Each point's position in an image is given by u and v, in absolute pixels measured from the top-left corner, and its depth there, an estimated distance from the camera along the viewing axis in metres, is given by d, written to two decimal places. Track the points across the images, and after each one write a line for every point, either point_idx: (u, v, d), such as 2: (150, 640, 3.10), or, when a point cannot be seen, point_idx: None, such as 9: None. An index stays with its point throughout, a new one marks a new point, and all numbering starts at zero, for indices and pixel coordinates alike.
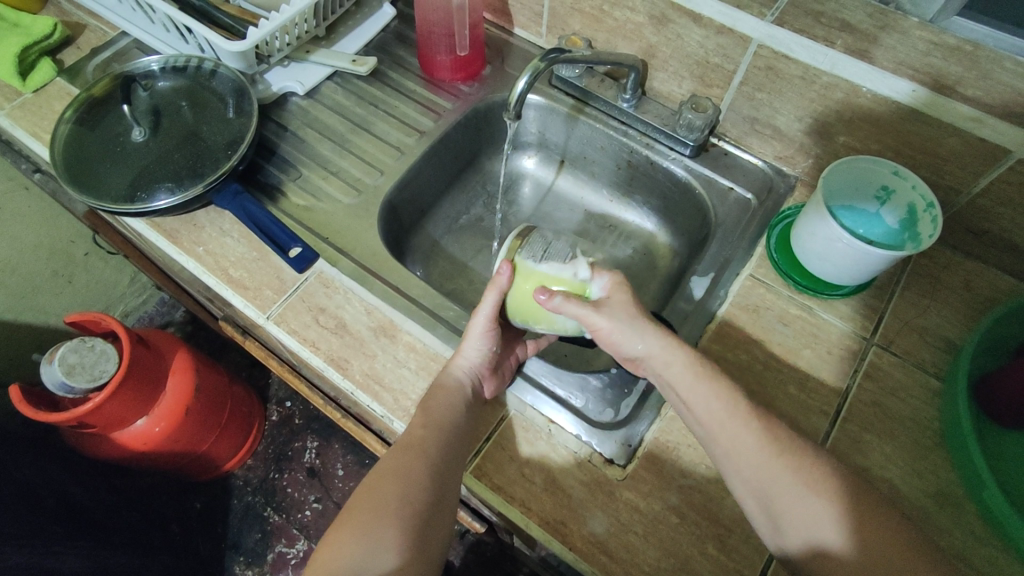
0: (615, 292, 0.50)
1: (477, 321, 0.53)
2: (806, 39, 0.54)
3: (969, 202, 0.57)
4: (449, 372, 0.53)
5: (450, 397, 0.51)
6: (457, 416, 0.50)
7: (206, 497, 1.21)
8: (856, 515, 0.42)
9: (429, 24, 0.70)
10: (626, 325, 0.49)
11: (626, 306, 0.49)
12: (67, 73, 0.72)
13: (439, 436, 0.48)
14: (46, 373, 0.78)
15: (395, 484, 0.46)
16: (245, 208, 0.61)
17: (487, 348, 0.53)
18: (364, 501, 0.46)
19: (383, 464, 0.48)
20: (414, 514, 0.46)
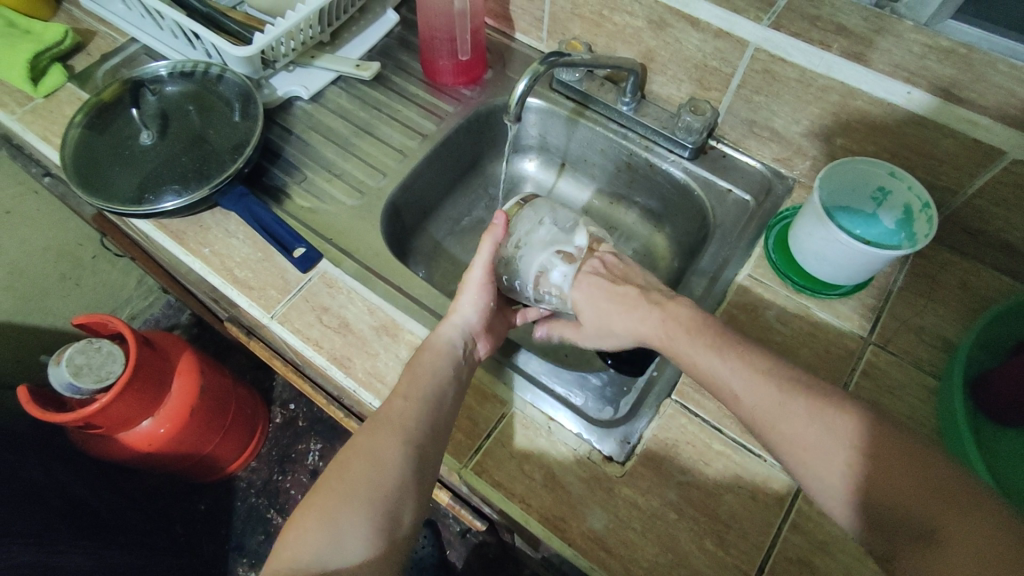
0: (585, 315, 0.56)
1: (474, 273, 0.57)
2: (803, 42, 0.55)
3: (965, 203, 0.58)
4: (445, 328, 0.54)
5: (442, 360, 0.52)
6: (440, 388, 0.51)
7: (210, 498, 1.22)
8: (881, 470, 0.40)
9: (431, 29, 0.71)
10: (603, 337, 0.56)
11: (597, 325, 0.56)
12: (76, 78, 0.74)
13: (419, 410, 0.49)
14: (53, 374, 0.79)
15: (367, 462, 0.46)
16: (250, 209, 0.63)
17: (483, 303, 0.56)
18: (336, 482, 0.45)
19: (358, 440, 0.47)
20: (386, 495, 0.45)
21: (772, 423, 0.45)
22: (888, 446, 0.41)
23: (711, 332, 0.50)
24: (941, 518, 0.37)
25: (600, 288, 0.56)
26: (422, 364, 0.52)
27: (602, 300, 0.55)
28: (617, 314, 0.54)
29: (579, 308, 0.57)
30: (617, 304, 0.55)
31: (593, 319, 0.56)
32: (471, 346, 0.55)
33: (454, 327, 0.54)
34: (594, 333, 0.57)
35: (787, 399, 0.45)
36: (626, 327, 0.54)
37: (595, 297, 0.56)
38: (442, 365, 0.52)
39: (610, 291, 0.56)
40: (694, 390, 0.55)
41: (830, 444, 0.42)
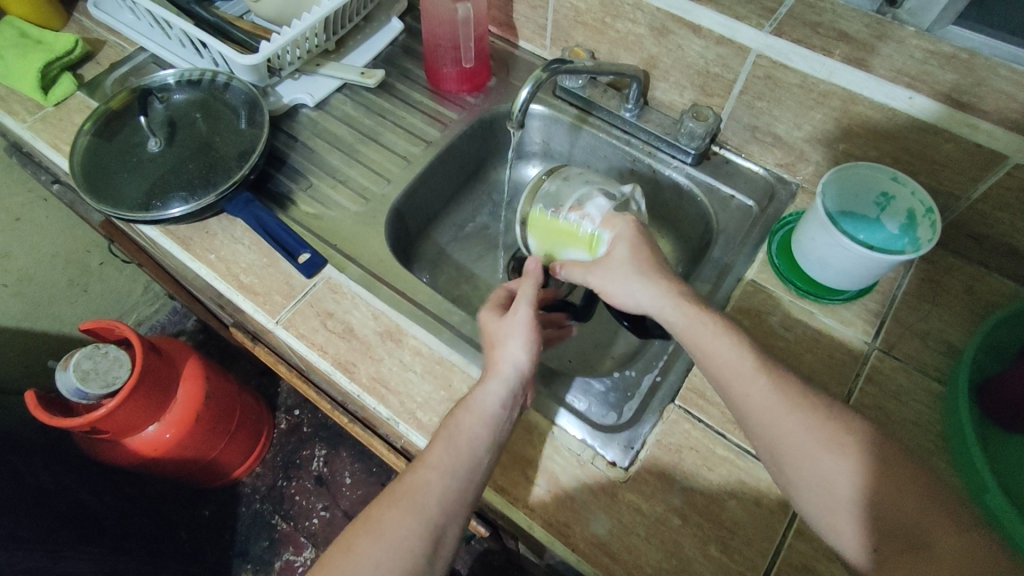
0: (619, 248, 0.54)
1: (523, 313, 0.53)
2: (804, 48, 0.56)
3: (968, 207, 0.58)
4: (491, 384, 0.50)
5: (484, 422, 0.49)
6: (474, 454, 0.48)
7: (214, 504, 1.22)
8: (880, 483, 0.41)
9: (435, 37, 0.72)
10: (616, 281, 0.53)
11: (621, 263, 0.53)
12: (86, 87, 0.75)
13: (445, 482, 0.47)
14: (60, 379, 0.80)
15: (380, 535, 0.44)
16: (256, 215, 0.64)
17: (532, 348, 0.52)
18: (349, 551, 0.44)
19: (376, 510, 0.46)
20: (401, 572, 0.44)
21: (775, 430, 0.45)
22: (888, 465, 0.42)
23: (719, 327, 0.48)
24: (932, 529, 0.39)
25: (640, 233, 0.55)
26: (460, 424, 0.49)
27: (643, 246, 0.54)
28: (648, 267, 0.52)
29: (617, 240, 0.55)
30: (651, 261, 0.53)
31: (623, 254, 0.53)
32: (520, 397, 0.51)
33: (505, 378, 0.50)
34: (610, 272, 0.53)
35: (792, 406, 0.45)
36: (643, 283, 0.51)
37: (637, 241, 0.54)
38: (482, 426, 0.48)
39: (650, 246, 0.54)
40: (696, 395, 0.55)
41: (832, 453, 0.43)
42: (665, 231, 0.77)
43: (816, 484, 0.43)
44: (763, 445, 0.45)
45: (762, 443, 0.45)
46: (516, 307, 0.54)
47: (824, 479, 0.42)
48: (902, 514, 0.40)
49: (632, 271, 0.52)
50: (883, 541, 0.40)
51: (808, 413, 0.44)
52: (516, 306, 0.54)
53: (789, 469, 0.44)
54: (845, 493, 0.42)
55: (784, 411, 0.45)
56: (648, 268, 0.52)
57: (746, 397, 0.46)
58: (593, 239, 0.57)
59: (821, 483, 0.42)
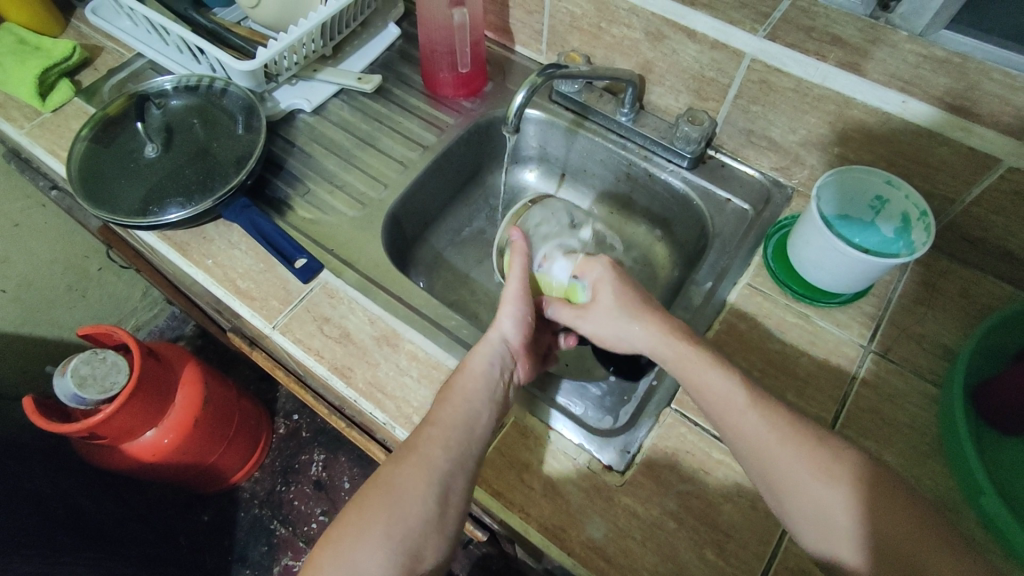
0: (605, 294, 0.54)
1: (510, 287, 0.55)
2: (798, 53, 0.56)
3: (963, 211, 0.58)
4: (483, 347, 0.52)
5: (477, 380, 0.51)
6: (472, 416, 0.49)
7: (213, 509, 1.22)
8: (872, 509, 0.42)
9: (432, 43, 0.72)
10: (610, 327, 0.53)
11: (610, 308, 0.53)
12: (84, 93, 0.75)
13: (447, 442, 0.47)
14: (58, 385, 0.80)
15: (386, 498, 0.44)
16: (252, 221, 0.64)
17: (521, 319, 0.55)
18: (354, 515, 0.44)
19: (380, 475, 0.46)
20: (406, 534, 0.43)
21: (769, 460, 0.45)
22: (878, 491, 0.42)
23: (708, 359, 0.48)
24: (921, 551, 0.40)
25: (619, 278, 0.54)
26: (455, 387, 0.50)
27: (629, 289, 0.54)
28: (635, 311, 0.52)
29: (602, 286, 0.54)
30: (640, 302, 0.53)
31: (610, 301, 0.53)
32: (511, 366, 0.53)
33: (494, 345, 0.53)
34: (602, 319, 0.54)
35: (781, 436, 0.45)
36: (636, 327, 0.52)
37: (622, 284, 0.54)
38: (474, 382, 0.50)
39: (633, 288, 0.54)
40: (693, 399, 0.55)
41: (824, 481, 0.43)
42: (661, 235, 0.77)
43: (811, 511, 0.43)
44: (757, 475, 0.46)
45: (758, 475, 0.45)
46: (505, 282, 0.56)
47: (821, 507, 0.42)
48: (897, 541, 0.40)
49: (623, 317, 0.52)
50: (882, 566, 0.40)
51: (800, 440, 0.44)
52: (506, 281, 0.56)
53: (783, 498, 0.44)
54: (842, 521, 0.42)
55: (776, 440, 0.45)
56: (637, 313, 0.52)
57: (740, 429, 0.46)
58: (569, 289, 0.57)
59: (818, 512, 0.42)
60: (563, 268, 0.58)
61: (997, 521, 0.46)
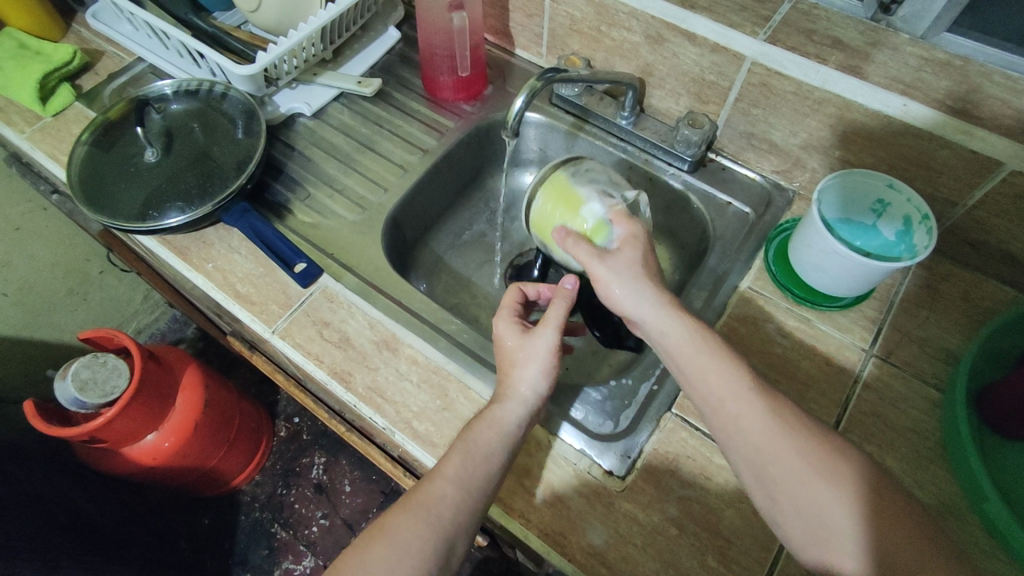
0: (628, 248, 0.52)
1: (546, 343, 0.51)
2: (798, 56, 0.56)
3: (964, 214, 0.57)
4: (511, 407, 0.49)
5: (498, 441, 0.48)
6: (487, 472, 0.47)
7: (214, 512, 1.22)
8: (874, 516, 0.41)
9: (431, 46, 0.72)
10: (623, 277, 0.50)
11: (631, 265, 0.51)
12: (84, 97, 0.75)
13: (458, 499, 0.46)
14: (58, 389, 0.80)
15: (390, 547, 0.44)
16: (251, 225, 0.64)
17: (549, 373, 0.51)
18: (357, 561, 0.44)
19: (386, 521, 0.46)
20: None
21: (768, 456, 0.44)
22: (879, 499, 0.42)
23: (708, 346, 0.48)
24: (903, 555, 0.39)
25: (646, 245, 0.53)
26: (477, 441, 0.48)
27: (649, 256, 0.52)
28: (649, 278, 0.50)
29: (629, 242, 0.53)
30: (654, 273, 0.51)
31: (635, 257, 0.51)
32: (532, 421, 0.51)
33: (522, 404, 0.49)
34: (620, 267, 0.51)
35: (783, 436, 0.44)
36: (645, 292, 0.49)
37: (644, 251, 0.52)
38: (493, 435, 0.48)
39: (654, 260, 0.52)
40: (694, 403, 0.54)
41: (823, 481, 0.42)
42: (662, 238, 0.77)
43: (808, 512, 0.42)
44: (750, 470, 0.45)
45: (751, 472, 0.45)
46: (542, 328, 0.51)
47: (816, 509, 0.42)
48: (891, 548, 0.40)
49: (635, 275, 0.50)
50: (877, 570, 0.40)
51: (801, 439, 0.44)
52: (541, 328, 0.52)
53: (777, 497, 0.44)
54: (838, 524, 0.41)
55: (777, 436, 0.44)
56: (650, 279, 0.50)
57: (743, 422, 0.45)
58: (597, 228, 0.56)
59: (812, 512, 0.42)
60: (597, 208, 0.58)
61: (998, 525, 0.45)
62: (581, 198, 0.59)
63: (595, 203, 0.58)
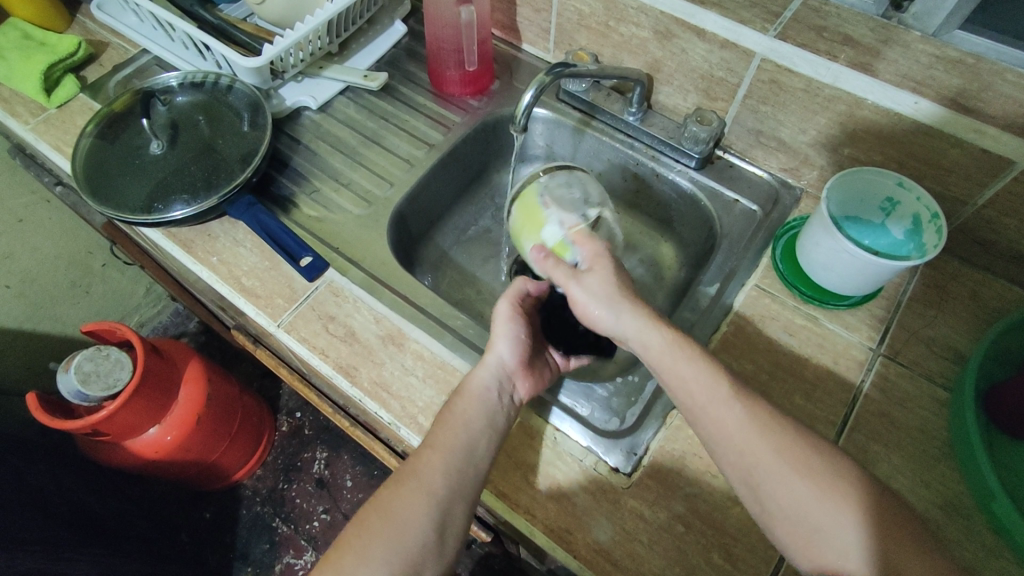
0: (598, 271, 0.51)
1: (507, 309, 0.55)
2: (810, 52, 0.55)
3: (975, 213, 0.57)
4: (479, 371, 0.52)
5: (477, 406, 0.50)
6: (473, 435, 0.49)
7: (215, 506, 1.22)
8: (880, 518, 0.41)
9: (439, 40, 0.72)
10: (598, 300, 0.50)
11: (602, 287, 0.50)
12: (89, 89, 0.75)
13: (447, 464, 0.48)
14: (62, 381, 0.80)
15: (387, 518, 0.46)
16: (257, 218, 0.63)
17: (515, 338, 0.54)
18: (356, 535, 0.45)
19: (381, 496, 0.47)
20: (407, 556, 0.44)
21: (758, 462, 0.44)
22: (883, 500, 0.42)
23: (685, 352, 0.48)
24: (900, 554, 0.40)
25: (614, 266, 0.52)
26: (453, 411, 0.51)
27: (621, 275, 0.51)
28: (626, 296, 0.50)
29: (597, 262, 0.51)
30: (629, 291, 0.50)
31: (605, 278, 0.50)
32: (509, 387, 0.53)
33: (490, 368, 0.52)
34: (593, 289, 0.50)
35: (784, 436, 0.44)
36: (623, 312, 0.49)
37: (615, 269, 0.51)
38: (473, 408, 0.50)
39: (624, 277, 0.52)
40: None
41: (817, 486, 0.43)
42: (668, 236, 0.77)
43: (804, 516, 0.42)
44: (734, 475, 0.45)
45: (738, 480, 0.45)
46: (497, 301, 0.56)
47: (809, 511, 0.42)
48: (898, 549, 0.40)
49: (611, 298, 0.50)
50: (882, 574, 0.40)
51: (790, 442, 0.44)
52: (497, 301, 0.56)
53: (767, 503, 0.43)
54: (840, 526, 0.41)
55: (759, 440, 0.44)
56: (627, 298, 0.50)
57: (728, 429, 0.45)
58: (558, 248, 0.55)
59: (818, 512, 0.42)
60: (556, 230, 0.55)
61: (1005, 523, 0.46)
62: (541, 215, 0.57)
63: (554, 224, 0.56)
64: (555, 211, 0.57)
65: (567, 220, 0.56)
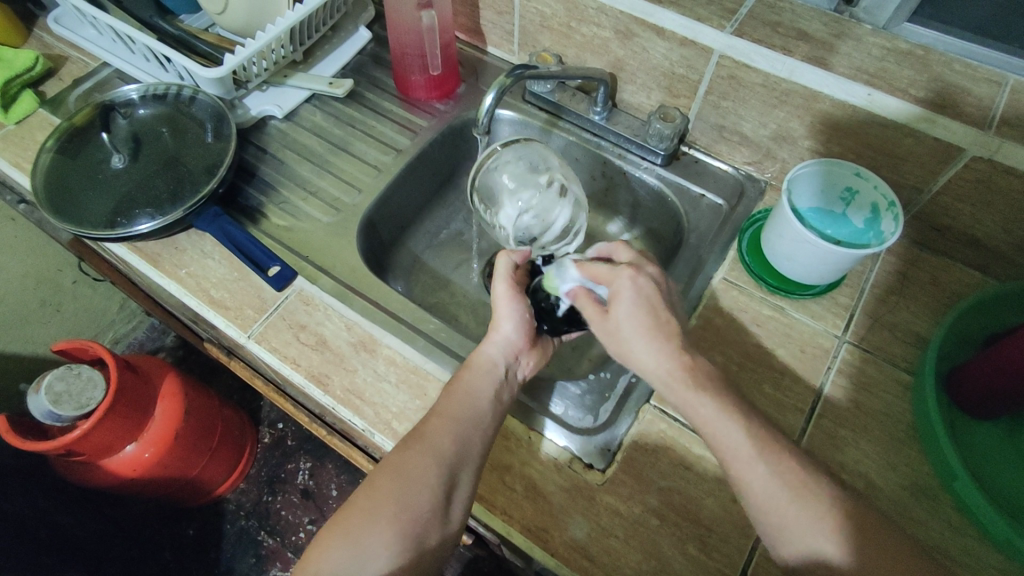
0: (617, 306, 0.49)
1: (501, 287, 0.56)
2: (764, 47, 0.56)
3: (930, 200, 0.59)
4: (486, 347, 0.54)
5: (484, 377, 0.52)
6: (479, 405, 0.50)
7: (198, 523, 1.20)
8: (852, 505, 0.42)
9: (403, 45, 0.72)
10: (620, 336, 0.48)
11: (621, 323, 0.48)
12: (48, 104, 0.74)
13: (454, 430, 0.48)
14: (33, 403, 0.78)
15: (396, 480, 0.45)
16: (224, 230, 0.63)
17: (519, 317, 0.56)
18: (365, 493, 0.46)
19: (390, 458, 0.47)
20: (413, 516, 0.45)
21: (734, 453, 0.44)
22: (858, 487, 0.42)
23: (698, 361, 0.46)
24: (871, 545, 0.40)
25: (637, 300, 0.48)
26: (461, 383, 0.51)
27: (647, 309, 0.48)
28: (653, 327, 0.47)
29: (618, 298, 0.49)
30: (656, 324, 0.47)
31: (623, 314, 0.48)
32: (514, 364, 0.55)
33: (497, 345, 0.54)
34: (615, 326, 0.49)
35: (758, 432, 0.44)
36: (649, 345, 0.47)
37: (643, 302, 0.48)
38: (483, 383, 0.51)
39: (653, 307, 0.48)
40: None
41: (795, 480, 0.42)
42: (639, 232, 0.77)
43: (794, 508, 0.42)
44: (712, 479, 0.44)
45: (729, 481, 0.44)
46: (493, 283, 0.57)
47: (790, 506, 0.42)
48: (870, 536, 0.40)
49: (636, 335, 0.47)
50: (863, 550, 0.40)
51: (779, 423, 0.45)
52: (493, 284, 0.57)
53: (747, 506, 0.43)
54: (816, 520, 0.41)
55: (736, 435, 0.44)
56: (653, 332, 0.47)
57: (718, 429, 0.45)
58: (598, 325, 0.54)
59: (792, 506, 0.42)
60: (511, 213, 0.66)
61: (969, 502, 0.47)
62: (498, 204, 0.67)
63: (509, 207, 0.66)
64: (505, 198, 0.66)
65: (517, 202, 0.65)
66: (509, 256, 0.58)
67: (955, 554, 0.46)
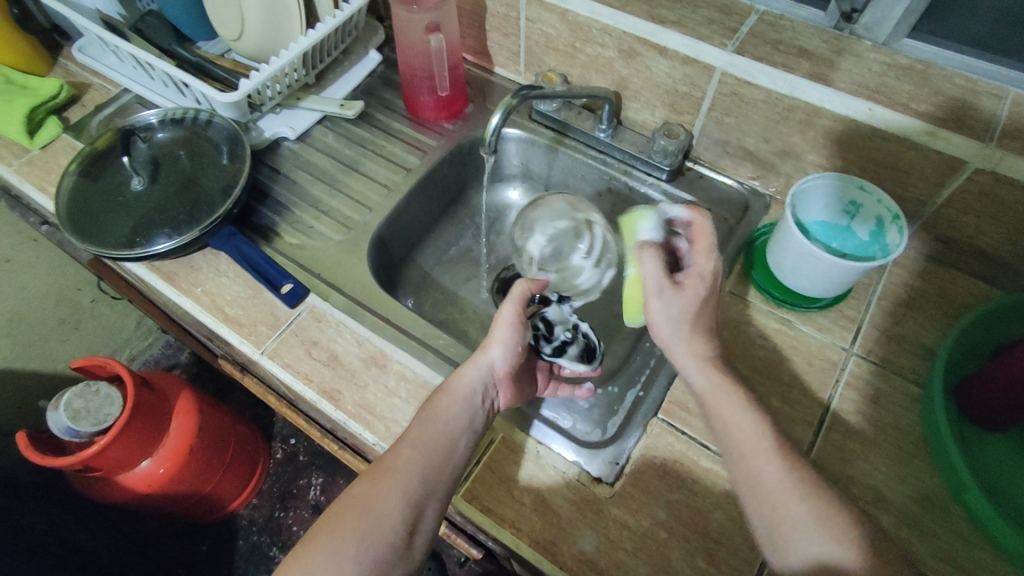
0: (695, 288, 0.50)
1: (507, 309, 0.56)
2: (765, 65, 0.57)
3: (935, 212, 0.59)
4: (469, 371, 0.53)
5: (461, 405, 0.51)
6: (453, 435, 0.50)
7: (211, 538, 1.21)
8: (862, 517, 0.42)
9: (412, 68, 0.74)
10: (676, 322, 0.50)
11: (685, 308, 0.50)
12: (72, 129, 0.76)
13: (425, 461, 0.48)
14: (52, 420, 0.80)
15: (363, 514, 0.45)
16: (239, 248, 0.65)
17: (512, 345, 0.55)
18: (329, 526, 0.44)
19: (355, 491, 0.46)
20: (377, 556, 0.44)
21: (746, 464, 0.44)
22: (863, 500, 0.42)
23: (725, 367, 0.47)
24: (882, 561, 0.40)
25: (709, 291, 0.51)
26: (438, 408, 0.51)
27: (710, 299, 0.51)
28: (698, 324, 0.50)
29: (696, 279, 0.51)
30: (703, 319, 0.50)
31: (693, 301, 0.50)
32: (492, 393, 0.54)
33: (480, 369, 0.53)
34: (675, 309, 0.50)
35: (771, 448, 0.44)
36: (689, 340, 0.49)
37: (708, 295, 0.51)
38: (459, 411, 0.51)
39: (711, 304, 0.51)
40: (679, 408, 0.55)
41: (806, 492, 0.42)
42: None
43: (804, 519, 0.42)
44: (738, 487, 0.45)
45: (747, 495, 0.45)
46: (502, 303, 0.57)
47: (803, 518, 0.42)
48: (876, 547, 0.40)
49: (684, 323, 0.49)
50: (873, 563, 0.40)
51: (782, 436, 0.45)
52: (501, 304, 0.57)
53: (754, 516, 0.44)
54: (827, 535, 0.41)
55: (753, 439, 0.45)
56: (698, 329, 0.49)
57: (732, 442, 0.46)
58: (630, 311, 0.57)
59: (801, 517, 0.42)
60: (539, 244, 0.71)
61: (978, 514, 0.47)
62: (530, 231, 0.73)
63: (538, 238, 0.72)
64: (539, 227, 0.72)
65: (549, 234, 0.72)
66: (527, 286, 0.58)
67: (967, 567, 0.46)
